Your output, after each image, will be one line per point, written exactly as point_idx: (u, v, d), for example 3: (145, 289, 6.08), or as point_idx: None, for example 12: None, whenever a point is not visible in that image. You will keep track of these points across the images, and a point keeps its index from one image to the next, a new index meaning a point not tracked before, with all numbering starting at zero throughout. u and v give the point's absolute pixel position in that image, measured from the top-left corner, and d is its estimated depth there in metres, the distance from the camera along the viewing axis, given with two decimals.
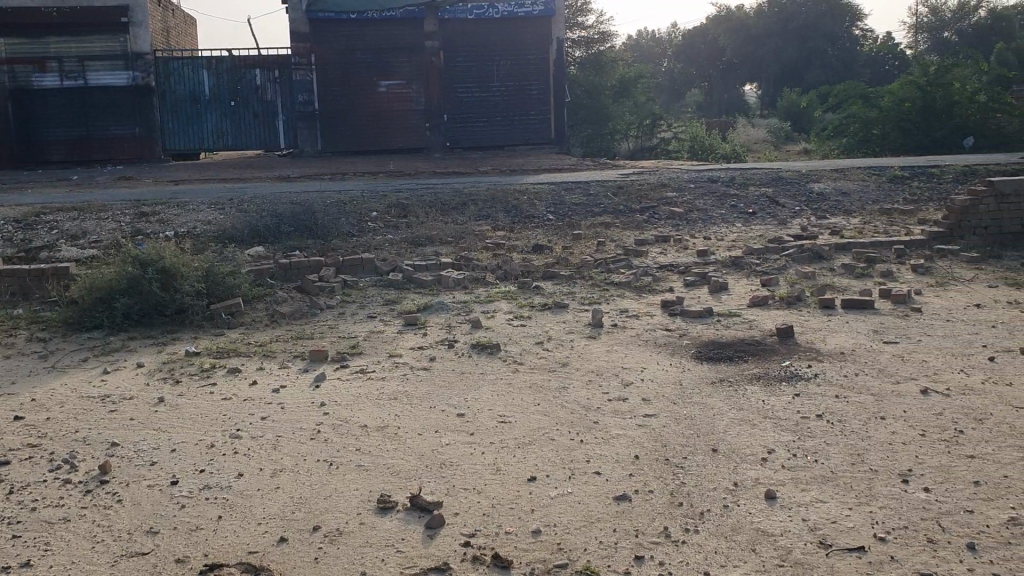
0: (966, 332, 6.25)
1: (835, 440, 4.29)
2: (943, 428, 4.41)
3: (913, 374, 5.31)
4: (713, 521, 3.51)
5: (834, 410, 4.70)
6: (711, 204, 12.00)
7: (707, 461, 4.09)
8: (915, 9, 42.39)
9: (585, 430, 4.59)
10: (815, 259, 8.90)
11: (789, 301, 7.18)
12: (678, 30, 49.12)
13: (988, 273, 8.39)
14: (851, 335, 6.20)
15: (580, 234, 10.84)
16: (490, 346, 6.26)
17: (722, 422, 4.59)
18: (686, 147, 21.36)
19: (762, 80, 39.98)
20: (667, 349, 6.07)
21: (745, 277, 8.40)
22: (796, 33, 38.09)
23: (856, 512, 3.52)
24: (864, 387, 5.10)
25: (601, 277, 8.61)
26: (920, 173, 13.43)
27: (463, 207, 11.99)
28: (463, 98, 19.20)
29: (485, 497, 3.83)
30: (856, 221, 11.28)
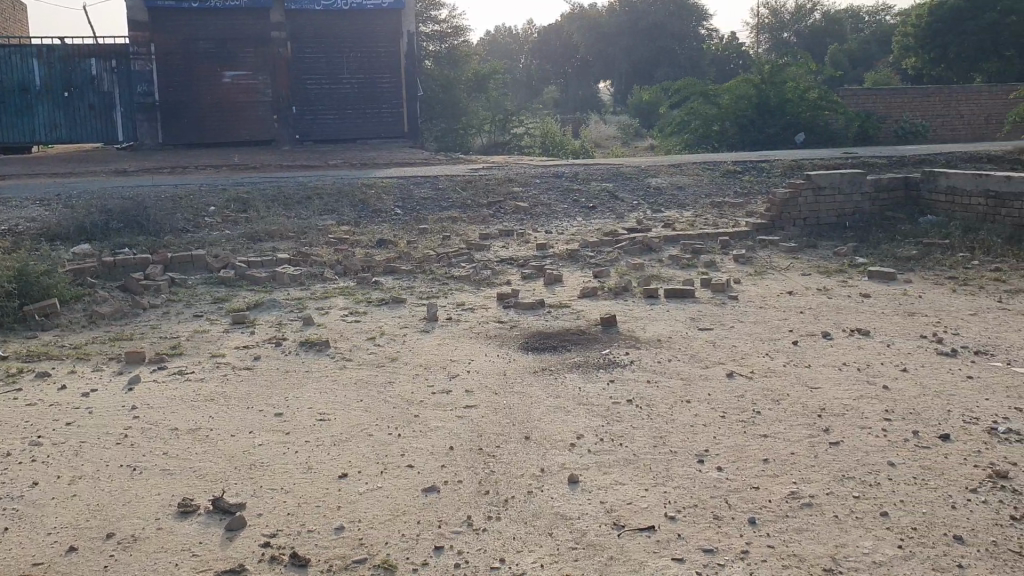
0: (776, 318, 6.59)
1: (642, 424, 4.44)
2: (743, 409, 4.64)
3: (722, 359, 5.57)
4: (515, 508, 3.58)
5: (644, 395, 4.87)
6: (555, 199, 12.20)
7: (519, 449, 4.17)
8: (755, 11, 44.41)
9: (404, 425, 4.59)
10: (646, 251, 9.21)
11: (617, 293, 7.39)
12: (533, 28, 49.66)
13: (803, 262, 8.87)
14: (670, 323, 6.44)
15: (424, 228, 10.80)
16: (318, 343, 6.16)
17: (538, 410, 4.69)
18: (536, 143, 21.55)
19: (615, 78, 40.88)
20: (496, 341, 6.14)
21: (580, 270, 8.59)
22: (646, 32, 39.12)
23: (652, 493, 3.66)
24: (676, 372, 5.31)
25: (440, 271, 8.61)
26: (752, 169, 14.04)
27: (307, 202, 11.76)
28: (312, 90, 18.83)
29: (291, 496, 3.78)
30: (689, 214, 11.72)
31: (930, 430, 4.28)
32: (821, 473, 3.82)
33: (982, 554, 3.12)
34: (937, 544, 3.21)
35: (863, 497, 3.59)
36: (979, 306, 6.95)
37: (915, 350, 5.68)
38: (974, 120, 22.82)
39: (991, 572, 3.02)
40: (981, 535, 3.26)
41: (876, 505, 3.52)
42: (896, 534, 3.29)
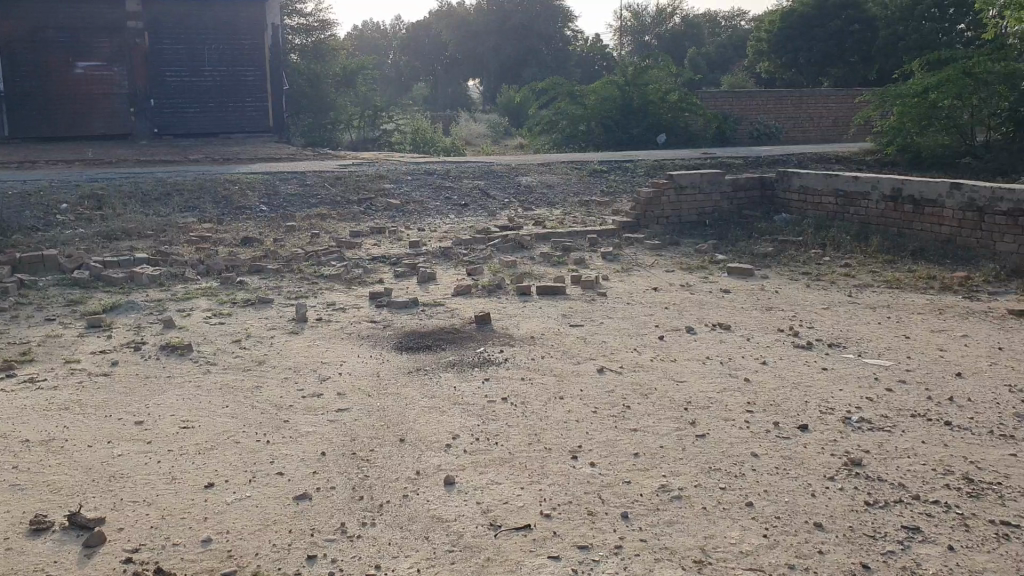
0: (644, 313, 6.75)
1: (515, 422, 4.46)
2: (614, 404, 4.72)
3: (593, 354, 5.66)
4: (390, 512, 3.53)
5: (518, 393, 4.89)
6: (426, 196, 12.14)
7: (393, 452, 4.11)
8: (619, 14, 45.52)
9: (274, 430, 4.46)
10: (518, 248, 9.28)
11: (489, 290, 7.41)
12: (402, 24, 49.34)
13: (668, 259, 9.12)
14: (542, 320, 6.51)
15: (292, 226, 10.56)
16: (181, 346, 5.92)
17: (412, 412, 4.64)
18: (405, 140, 21.41)
19: (484, 76, 41.05)
20: (368, 341, 6.06)
21: (453, 267, 8.58)
22: (513, 32, 39.45)
23: (527, 491, 3.68)
24: (548, 368, 5.36)
25: (309, 269, 8.43)
26: (618, 168, 14.35)
27: (168, 199, 11.31)
28: (170, 82, 18.08)
29: (154, 508, 3.61)
30: (559, 212, 11.88)
31: (789, 421, 4.45)
32: (690, 466, 3.92)
33: (839, 539, 3.25)
34: (799, 531, 3.33)
35: (728, 488, 3.70)
36: (830, 300, 7.30)
37: (774, 343, 5.92)
38: (823, 122, 24.06)
39: (848, 555, 3.15)
40: (839, 521, 3.39)
41: (742, 496, 3.62)
42: (761, 524, 3.39)
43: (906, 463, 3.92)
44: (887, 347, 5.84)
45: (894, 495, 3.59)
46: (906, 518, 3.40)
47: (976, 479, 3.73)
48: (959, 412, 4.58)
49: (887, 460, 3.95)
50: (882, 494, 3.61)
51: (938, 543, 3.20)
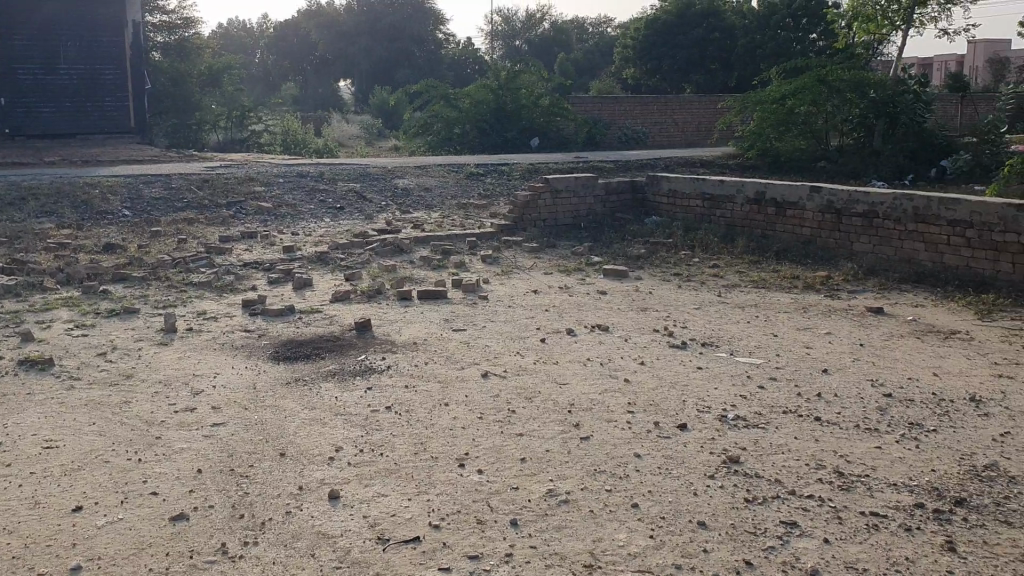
0: (525, 316, 6.80)
1: (400, 431, 4.40)
2: (498, 409, 4.72)
3: (476, 359, 5.65)
4: (273, 530, 3.42)
5: (401, 401, 4.83)
6: (300, 199, 11.88)
7: (274, 467, 3.99)
8: (489, 18, 45.95)
9: (146, 448, 4.26)
10: (396, 252, 9.20)
11: (368, 296, 7.31)
12: (268, 23, 48.23)
13: (545, 262, 9.21)
14: (424, 325, 6.46)
15: (157, 231, 10.13)
16: (41, 361, 5.58)
17: (292, 424, 4.51)
18: (277, 141, 20.94)
19: (354, 77, 40.56)
20: (245, 351, 5.87)
21: (329, 273, 8.41)
22: (384, 33, 39.17)
23: (414, 502, 3.63)
24: (431, 375, 5.31)
25: (178, 277, 8.10)
26: (494, 171, 14.43)
27: (21, 203, 10.67)
28: (24, 81, 17.09)
29: (16, 537, 3.38)
30: (436, 215, 11.85)
31: (669, 420, 4.54)
32: (576, 469, 3.95)
33: (723, 537, 3.31)
34: (683, 530, 3.38)
35: (614, 489, 3.73)
36: (702, 300, 7.52)
37: (651, 344, 6.03)
38: (688, 126, 24.89)
39: (732, 553, 3.22)
40: (721, 519, 3.46)
41: (627, 497, 3.66)
42: (647, 524, 3.43)
43: (781, 458, 4.05)
44: (757, 346, 6.04)
45: (772, 491, 3.69)
46: (784, 513, 3.50)
47: (847, 472, 3.88)
48: (827, 407, 4.78)
49: (764, 457, 4.07)
50: (760, 490, 3.71)
51: (815, 537, 3.30)
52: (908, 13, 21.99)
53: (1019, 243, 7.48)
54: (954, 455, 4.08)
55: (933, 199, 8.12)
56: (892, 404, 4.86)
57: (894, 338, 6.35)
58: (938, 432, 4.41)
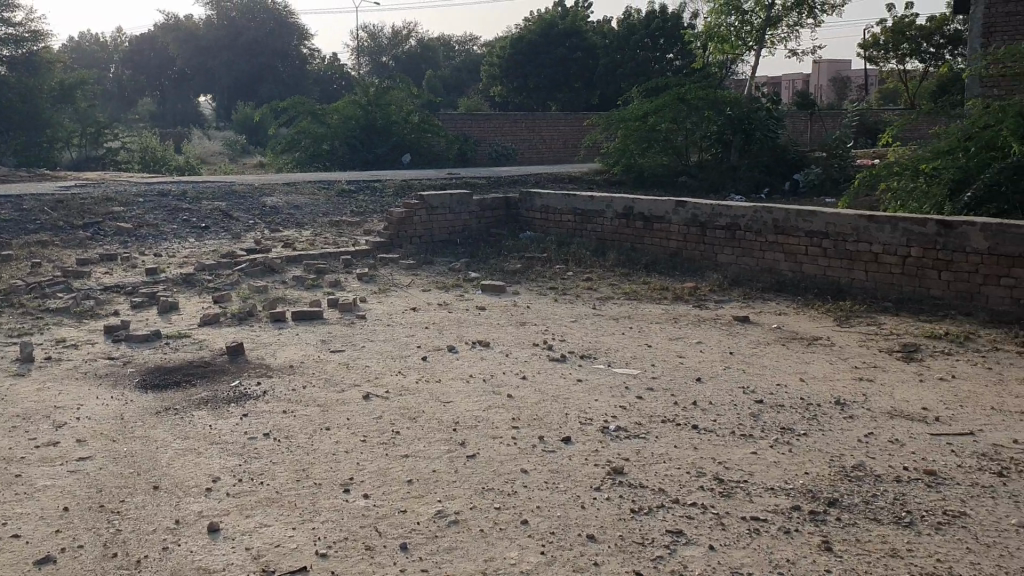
0: (404, 335, 6.75)
1: (281, 458, 4.26)
2: (382, 431, 4.64)
3: (356, 381, 5.56)
4: (150, 568, 3.25)
5: (280, 427, 4.69)
6: (163, 219, 11.44)
7: (148, 501, 3.79)
8: (354, 35, 45.78)
9: (5, 487, 3.98)
10: (267, 272, 8.98)
11: (240, 318, 7.10)
12: (121, 37, 46.42)
13: (421, 279, 9.17)
14: (300, 347, 6.32)
15: (7, 255, 9.55)
16: None
17: (165, 455, 4.32)
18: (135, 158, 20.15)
19: (216, 93, 39.50)
20: (110, 380, 5.58)
21: (197, 295, 8.13)
22: (247, 48, 38.36)
23: (299, 532, 3.52)
24: (310, 399, 5.18)
25: (34, 303, 7.65)
26: (365, 188, 14.30)
27: None
28: None
29: None
30: (307, 233, 11.64)
31: (553, 433, 4.56)
32: (463, 488, 3.91)
33: (612, 550, 3.34)
34: (574, 545, 3.39)
35: (503, 507, 3.71)
36: (577, 313, 7.64)
37: (531, 358, 6.07)
38: (555, 143, 25.40)
39: (622, 565, 3.24)
40: (610, 531, 3.48)
41: (516, 514, 3.64)
42: (538, 541, 3.42)
43: (664, 467, 4.11)
44: (634, 356, 6.16)
45: (657, 500, 3.74)
46: (669, 522, 3.54)
47: (727, 477, 3.98)
48: (704, 414, 4.91)
49: (647, 466, 4.12)
50: (646, 500, 3.75)
51: (701, 544, 3.36)
52: (761, 34, 23.05)
53: (871, 251, 7.88)
54: (825, 457, 4.25)
55: (790, 211, 8.47)
56: (764, 409, 5.03)
57: (761, 345, 6.60)
58: (808, 435, 4.59)
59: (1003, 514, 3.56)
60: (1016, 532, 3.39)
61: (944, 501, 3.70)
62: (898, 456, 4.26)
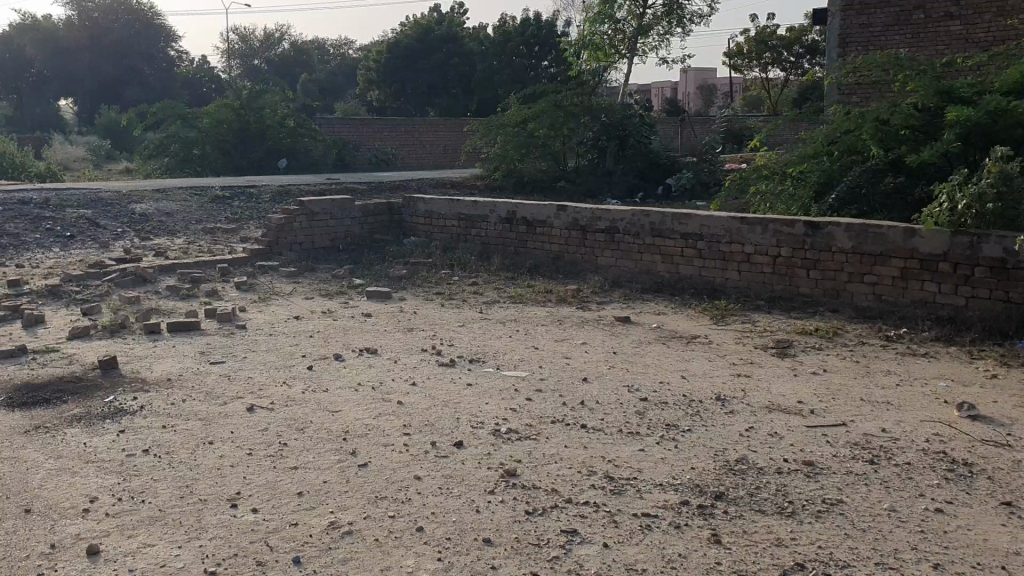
0: (287, 344, 6.60)
1: (163, 475, 4.10)
2: (268, 444, 4.53)
3: (239, 393, 5.39)
4: None
5: (161, 443, 4.52)
6: (23, 228, 10.84)
7: (20, 526, 3.59)
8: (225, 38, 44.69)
9: None
10: (139, 282, 8.64)
11: (112, 331, 6.80)
12: None
13: (304, 287, 9.00)
14: (178, 359, 6.10)
15: None
16: None
17: (37, 477, 4.09)
18: None
19: (77, 96, 37.75)
20: None
21: (65, 307, 7.74)
22: (110, 50, 36.81)
23: (186, 550, 3.39)
24: (190, 413, 5.00)
25: None
26: (240, 194, 13.95)
27: None
28: None
29: None
30: (180, 241, 11.25)
31: (445, 438, 4.53)
32: (355, 498, 3.85)
33: (509, 552, 3.34)
34: (470, 549, 3.38)
35: (397, 515, 3.66)
36: (464, 317, 7.64)
37: (419, 363, 6.03)
38: (434, 147, 25.39)
39: (520, 567, 3.25)
40: (505, 534, 3.49)
41: (411, 521, 3.61)
42: (434, 547, 3.39)
43: (555, 468, 4.15)
44: (521, 359, 6.20)
45: (550, 501, 3.77)
46: (563, 522, 3.58)
47: (617, 476, 4.05)
48: (592, 414, 4.99)
49: (539, 467, 4.15)
50: (539, 501, 3.77)
51: (595, 542, 3.41)
52: (632, 43, 23.79)
53: (743, 252, 8.18)
54: (709, 452, 4.38)
55: (667, 214, 8.68)
56: (650, 407, 5.15)
57: (644, 344, 6.75)
58: (693, 431, 4.72)
59: (876, 500, 3.75)
60: (889, 516, 3.58)
61: (822, 490, 3.87)
62: (777, 449, 4.43)
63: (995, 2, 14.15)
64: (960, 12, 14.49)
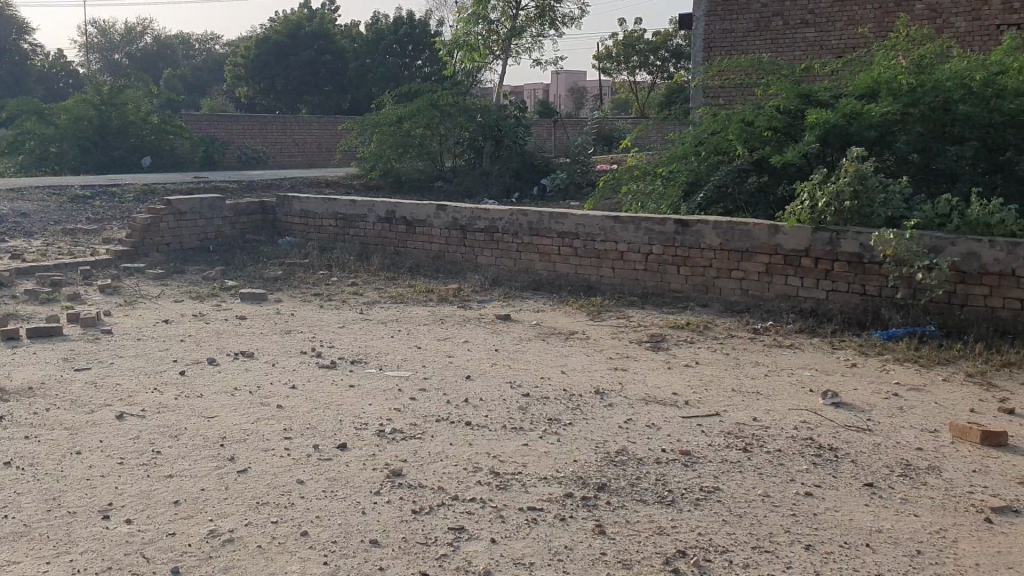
0: (158, 349, 6.37)
1: (27, 489, 3.89)
2: (141, 451, 4.37)
3: (107, 400, 5.17)
4: None
5: (23, 454, 4.29)
6: None
7: None
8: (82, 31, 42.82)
9: None
10: None
11: None
12: None
13: (174, 289, 8.70)
14: (39, 367, 5.81)
15: None
16: None
17: None
18: None
19: None
20: None
21: None
22: None
23: (54, 566, 3.23)
24: (55, 423, 4.77)
25: None
26: (102, 193, 13.38)
27: None
28: None
29: None
30: (38, 242, 10.70)
31: (328, 441, 4.46)
32: (235, 505, 3.75)
33: (397, 553, 3.32)
34: (357, 551, 3.34)
35: (280, 521, 3.59)
36: (344, 318, 7.54)
37: (298, 366, 5.92)
38: (307, 146, 24.98)
39: (408, 566, 3.23)
40: (392, 534, 3.46)
41: (295, 526, 3.54)
42: (320, 551, 3.34)
43: (440, 466, 4.14)
44: (403, 359, 6.17)
45: (436, 499, 3.76)
46: (451, 519, 3.58)
47: (502, 471, 4.08)
48: (476, 411, 5.01)
49: (424, 466, 4.14)
50: (426, 500, 3.76)
51: (483, 538, 3.43)
52: (505, 44, 23.94)
53: (618, 250, 8.36)
54: (591, 444, 4.47)
55: (545, 213, 8.80)
56: (532, 402, 5.21)
57: (524, 341, 6.82)
58: (573, 424, 4.81)
59: (750, 486, 3.90)
60: (763, 501, 3.73)
61: (699, 478, 4.00)
62: (655, 439, 4.55)
63: (846, 10, 14.92)
64: (815, 19, 15.21)
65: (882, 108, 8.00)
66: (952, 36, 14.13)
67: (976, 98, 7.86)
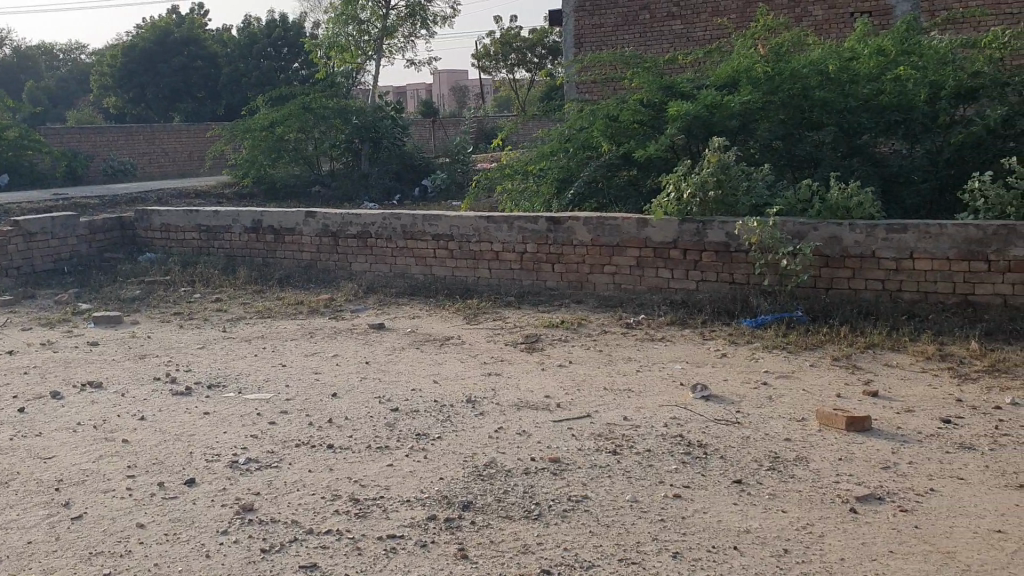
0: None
1: None
2: None
3: None
4: None
5: None
6: None
7: None
8: None
9: None
10: None
11: None
12: None
13: (21, 316, 8.12)
14: None
15: None
16: None
17: None
18: None
19: None
20: None
21: None
22: None
23: None
24: None
25: None
26: None
27: None
28: None
29: None
30: None
31: (175, 477, 4.14)
32: (64, 558, 3.41)
33: None
34: None
35: (113, 572, 3.28)
36: (206, 338, 7.15)
37: (150, 395, 5.53)
38: (176, 155, 24.03)
39: None
40: None
41: None
42: None
43: (296, 497, 3.88)
44: (266, 379, 5.86)
45: (288, 535, 3.51)
46: (302, 556, 3.34)
47: (362, 497, 3.85)
48: (340, 432, 4.75)
49: (279, 498, 3.87)
50: (277, 536, 3.50)
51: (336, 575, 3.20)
52: (378, 43, 23.65)
53: (491, 250, 8.21)
54: (457, 459, 4.28)
55: (416, 216, 8.57)
56: (400, 417, 4.99)
57: (396, 351, 6.59)
58: (443, 438, 4.62)
59: (618, 493, 3.78)
60: (630, 508, 3.61)
61: (567, 487, 3.86)
62: (526, 448, 4.39)
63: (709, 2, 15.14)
64: (680, 12, 15.38)
65: (742, 98, 8.10)
66: (810, 25, 14.52)
67: (832, 84, 8.04)
